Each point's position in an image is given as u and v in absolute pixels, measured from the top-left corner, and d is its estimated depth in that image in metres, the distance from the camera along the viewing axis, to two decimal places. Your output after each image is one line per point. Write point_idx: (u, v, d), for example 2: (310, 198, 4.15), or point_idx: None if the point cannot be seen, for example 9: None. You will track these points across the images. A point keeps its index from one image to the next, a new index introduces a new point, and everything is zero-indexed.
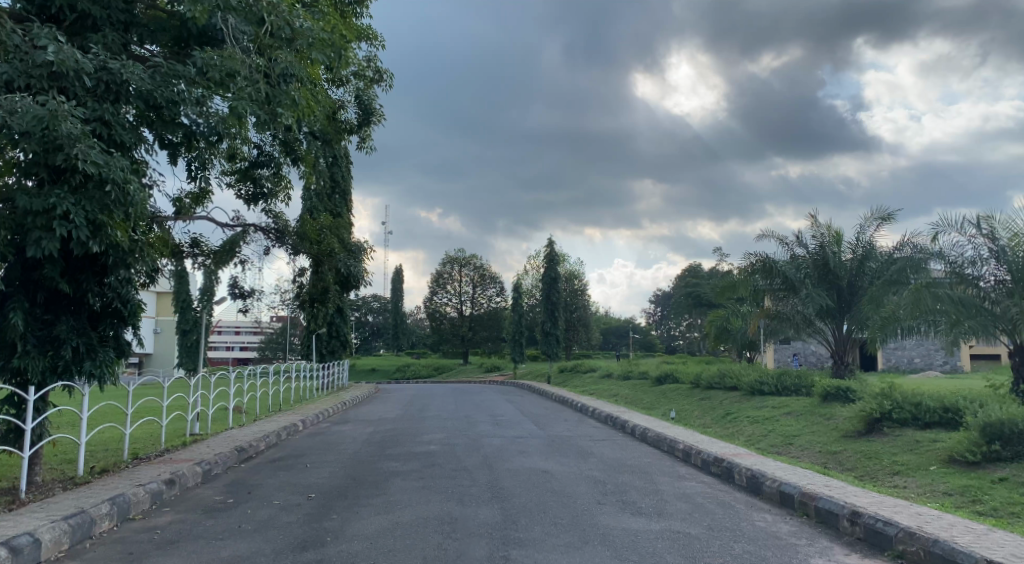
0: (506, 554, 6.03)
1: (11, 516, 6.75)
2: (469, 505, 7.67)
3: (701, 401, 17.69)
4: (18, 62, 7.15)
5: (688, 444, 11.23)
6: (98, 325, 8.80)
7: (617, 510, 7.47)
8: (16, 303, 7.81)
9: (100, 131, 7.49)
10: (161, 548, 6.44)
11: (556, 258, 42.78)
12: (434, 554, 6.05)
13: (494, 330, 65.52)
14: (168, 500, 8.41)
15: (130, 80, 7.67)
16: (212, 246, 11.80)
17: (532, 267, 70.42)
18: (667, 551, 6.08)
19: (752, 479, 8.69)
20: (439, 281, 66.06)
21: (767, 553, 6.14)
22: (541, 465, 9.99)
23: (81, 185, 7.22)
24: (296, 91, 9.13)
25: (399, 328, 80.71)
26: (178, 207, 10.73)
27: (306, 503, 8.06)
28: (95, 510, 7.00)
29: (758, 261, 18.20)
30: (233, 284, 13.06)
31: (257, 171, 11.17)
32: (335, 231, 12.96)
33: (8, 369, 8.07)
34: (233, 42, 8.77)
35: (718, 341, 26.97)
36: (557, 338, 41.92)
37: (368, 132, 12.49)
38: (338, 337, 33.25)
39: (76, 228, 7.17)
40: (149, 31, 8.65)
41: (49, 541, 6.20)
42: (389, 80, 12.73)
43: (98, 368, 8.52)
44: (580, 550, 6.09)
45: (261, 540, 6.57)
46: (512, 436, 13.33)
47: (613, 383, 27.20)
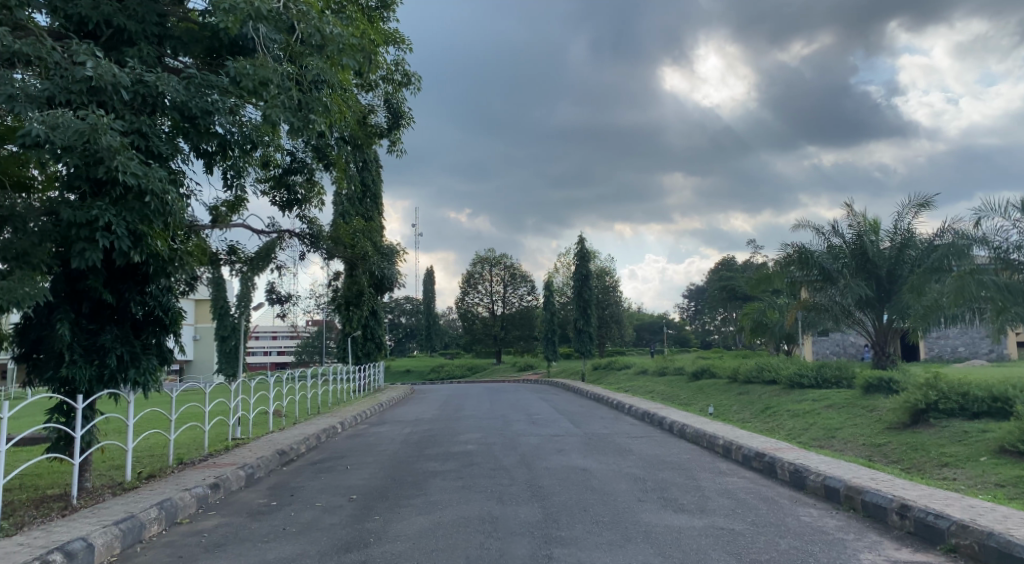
0: (549, 553, 6.01)
1: (64, 521, 6.92)
2: (509, 504, 7.68)
3: (739, 396, 17.50)
4: (58, 78, 7.31)
5: (728, 439, 11.11)
6: (140, 334, 8.98)
7: (659, 507, 7.42)
8: (62, 313, 8.04)
9: (138, 143, 7.63)
10: (209, 551, 6.55)
11: (586, 255, 42.63)
12: (477, 554, 6.07)
13: (526, 329, 65.42)
14: (213, 504, 8.55)
15: (166, 92, 7.81)
16: (248, 253, 11.99)
17: (564, 265, 70.29)
18: (712, 548, 6.03)
19: (796, 474, 8.56)
20: (469, 282, 66.42)
21: (814, 549, 6.06)
22: (579, 463, 9.96)
23: (121, 196, 7.36)
24: (327, 97, 9.28)
25: (432, 330, 81.06)
26: (213, 215, 10.90)
27: (348, 505, 8.13)
28: (144, 514, 7.16)
29: (794, 252, 17.86)
30: (269, 290, 13.22)
31: (290, 177, 11.34)
32: (367, 234, 13.08)
33: (56, 378, 8.24)
34: (265, 51, 8.88)
35: (754, 335, 26.61)
36: (589, 335, 41.81)
37: (398, 135, 12.59)
38: (372, 340, 33.55)
39: (118, 239, 7.35)
40: (181, 42, 8.77)
41: (102, 546, 6.32)
42: (417, 82, 12.74)
43: (142, 376, 8.69)
44: (623, 549, 6.05)
45: (306, 543, 6.65)
46: (550, 435, 13.32)
47: (648, 379, 27.11)
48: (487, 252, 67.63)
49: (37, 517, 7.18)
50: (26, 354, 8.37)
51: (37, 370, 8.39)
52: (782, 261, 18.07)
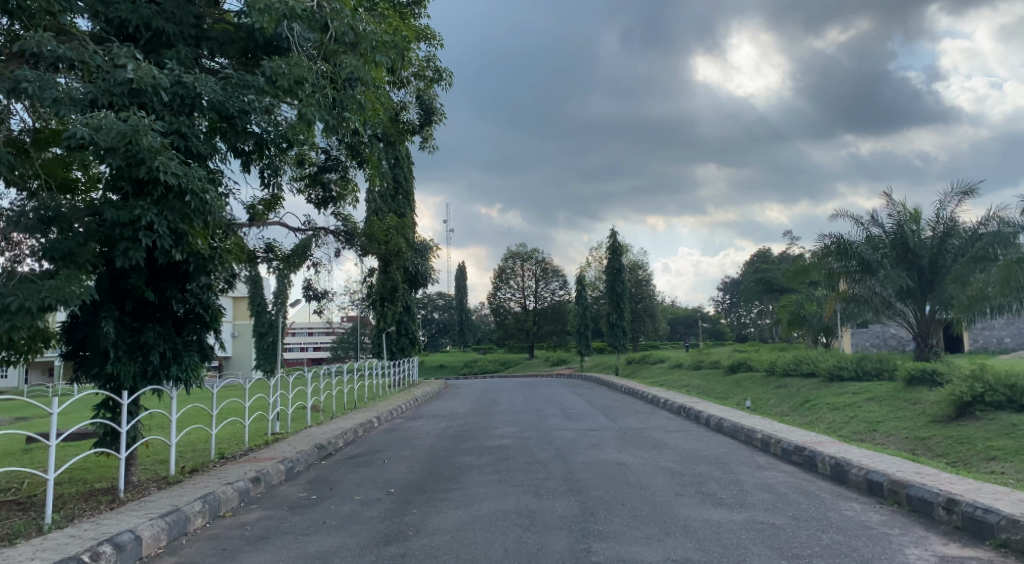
0: (587, 547, 6.01)
1: (112, 514, 7.09)
2: (546, 498, 7.70)
3: (777, 390, 17.28)
4: (100, 82, 7.46)
5: (766, 433, 10.98)
6: (182, 331, 9.18)
7: (697, 501, 7.38)
8: (107, 311, 8.24)
9: (178, 144, 7.76)
10: (252, 544, 6.67)
11: (618, 249, 42.44)
12: (515, 547, 6.09)
13: (559, 323, 65.33)
14: (255, 497, 8.69)
15: (203, 93, 7.93)
16: (285, 251, 12.17)
17: (596, 259, 70.03)
18: (752, 542, 5.98)
19: (837, 468, 8.43)
20: (501, 277, 66.50)
21: (858, 543, 5.97)
22: (615, 458, 9.92)
23: (162, 196, 7.50)
24: (361, 94, 9.39)
25: (464, 326, 81.37)
26: (251, 213, 11.07)
27: (386, 498, 8.22)
28: (189, 507, 7.30)
29: (832, 243, 17.45)
30: (306, 286, 13.40)
31: (325, 175, 11.47)
32: (401, 231, 13.14)
33: (102, 374, 8.44)
34: (299, 50, 8.99)
35: (791, 328, 26.27)
36: (623, 330, 41.58)
37: (431, 131, 12.66)
38: (406, 335, 33.72)
39: (160, 238, 7.50)
40: (218, 44, 8.91)
41: (149, 538, 6.47)
42: (448, 78, 12.78)
43: (184, 372, 8.91)
44: (661, 543, 6.03)
45: (346, 535, 6.74)
46: (584, 429, 13.30)
47: (683, 373, 26.89)
48: (519, 247, 67.66)
49: (87, 510, 7.38)
50: (73, 352, 8.61)
51: (83, 367, 8.61)
52: (820, 252, 17.66)
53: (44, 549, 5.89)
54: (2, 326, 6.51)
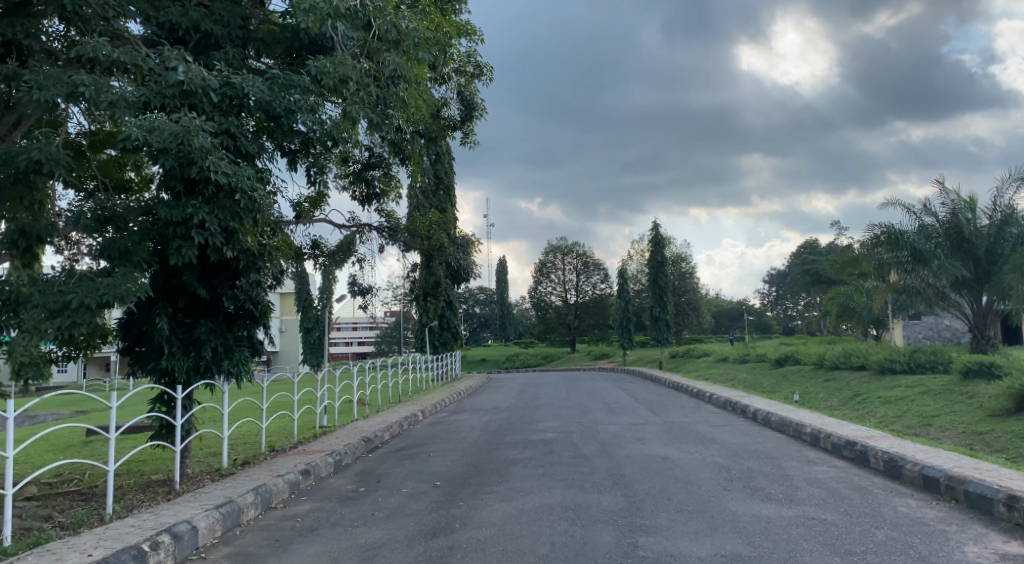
0: (634, 541, 6.00)
1: (169, 505, 7.29)
2: (591, 492, 7.70)
3: (826, 383, 16.98)
4: (153, 84, 7.62)
5: (816, 428, 10.79)
6: (233, 327, 9.39)
7: (745, 496, 7.30)
8: (161, 308, 8.46)
9: (228, 143, 7.91)
10: (304, 535, 6.80)
11: (661, 241, 42.00)
12: (562, 541, 6.10)
13: (601, 317, 65.00)
14: (305, 489, 8.86)
15: (251, 93, 8.06)
16: (330, 247, 12.35)
17: (639, 251, 69.48)
18: (803, 538, 5.90)
19: (890, 463, 8.26)
20: (542, 271, 66.42)
21: (913, 540, 5.85)
22: (661, 452, 9.86)
23: (213, 195, 7.66)
24: (403, 91, 9.48)
25: (506, 320, 81.58)
26: (297, 211, 11.25)
27: (433, 491, 8.30)
28: (242, 499, 7.48)
29: (883, 233, 17.08)
30: (351, 282, 13.57)
31: (369, 173, 11.58)
32: (443, 227, 13.21)
33: (156, 369, 8.68)
34: (343, 48, 9.11)
35: (840, 320, 25.79)
36: (666, 324, 41.21)
37: (472, 126, 12.70)
38: (449, 330, 33.88)
39: (212, 235, 7.67)
40: (265, 44, 9.07)
41: (205, 528, 6.64)
42: (488, 73, 12.80)
43: (235, 367, 9.08)
44: (710, 538, 5.99)
45: (394, 527, 6.83)
46: (628, 423, 13.23)
47: (729, 366, 26.60)
48: (559, 240, 67.43)
49: (145, 500, 7.60)
50: (129, 347, 8.90)
51: (139, 362, 8.88)
52: (870, 243, 17.31)
53: (107, 538, 6.09)
54: (63, 323, 6.74)
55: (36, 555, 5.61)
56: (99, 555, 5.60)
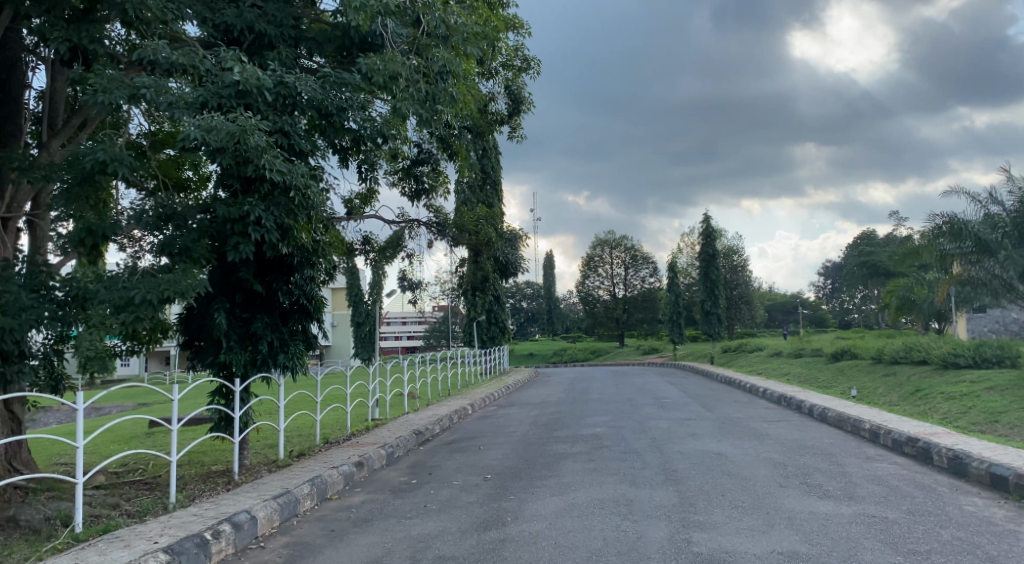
0: (688, 537, 5.94)
1: (229, 495, 7.48)
2: (643, 487, 7.65)
3: (885, 378, 16.55)
4: (211, 85, 7.78)
5: (875, 423, 10.53)
6: (288, 321, 9.57)
7: (802, 493, 7.17)
8: (219, 303, 8.69)
9: (282, 142, 8.05)
10: (359, 526, 6.91)
11: (712, 234, 41.38)
12: (615, 535, 6.08)
13: (650, 311, 64.45)
14: (359, 481, 9.00)
15: (304, 92, 8.18)
16: (380, 243, 12.49)
17: (689, 244, 68.60)
18: (864, 536, 5.76)
19: (955, 461, 8.01)
20: (590, 265, 66.14)
21: (981, 540, 5.67)
22: (714, 448, 9.74)
23: (269, 193, 7.81)
24: (452, 86, 9.54)
25: (553, 315, 81.56)
26: (348, 207, 11.40)
27: (484, 484, 8.36)
28: (299, 490, 7.64)
29: (945, 223, 16.54)
30: (401, 276, 13.72)
31: (417, 168, 11.68)
32: (491, 222, 13.26)
33: (215, 363, 8.92)
34: (392, 46, 9.21)
35: (900, 313, 25.08)
36: (717, 318, 40.64)
37: (519, 121, 12.71)
38: (497, 324, 34.03)
39: (268, 232, 7.82)
40: (316, 43, 9.24)
41: (263, 518, 6.80)
42: (536, 67, 12.77)
43: (290, 361, 9.26)
44: (766, 535, 5.90)
45: (447, 519, 6.89)
46: (680, 419, 13.10)
47: (783, 361, 26.10)
48: (607, 233, 66.91)
49: (206, 490, 7.82)
50: (189, 342, 9.16)
51: (199, 356, 9.14)
52: (931, 234, 16.78)
53: (171, 526, 6.28)
54: (127, 319, 6.91)
55: (106, 541, 5.83)
56: (165, 542, 5.78)
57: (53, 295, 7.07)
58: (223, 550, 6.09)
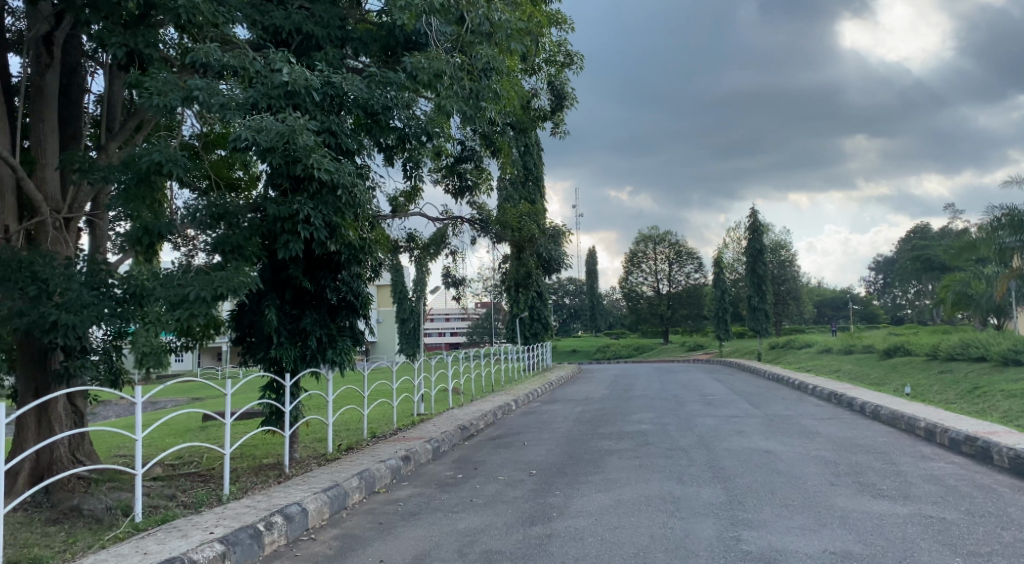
0: (736, 535, 5.89)
1: (280, 487, 7.64)
2: (690, 484, 7.59)
3: (941, 375, 16.11)
4: (260, 86, 7.93)
5: (931, 422, 10.26)
6: (336, 317, 9.71)
7: (855, 492, 7.04)
8: (270, 300, 8.88)
9: (330, 141, 8.16)
10: (406, 519, 7.01)
11: (759, 228, 40.73)
12: (662, 532, 6.05)
13: (695, 308, 63.76)
14: (406, 475, 9.12)
15: (350, 91, 8.29)
16: (423, 240, 12.59)
17: (735, 239, 67.61)
18: (920, 537, 5.64)
19: (1016, 461, 7.78)
20: (634, 261, 65.68)
21: None
22: (762, 445, 9.62)
23: (317, 191, 7.93)
24: (496, 83, 9.57)
25: (596, 311, 81.30)
26: (393, 205, 11.53)
27: (529, 479, 8.39)
28: (347, 483, 7.76)
29: (1004, 216, 16.03)
30: (445, 273, 13.83)
31: (461, 166, 11.74)
32: (533, 218, 13.28)
33: (266, 358, 9.11)
34: (437, 44, 9.29)
35: (956, 308, 24.38)
36: (764, 313, 40.03)
37: (562, 116, 12.70)
38: (539, 320, 34.07)
39: (316, 230, 7.96)
40: (362, 43, 9.36)
41: (314, 510, 6.93)
42: (579, 62, 12.72)
43: (338, 356, 9.42)
44: (817, 534, 5.81)
45: (493, 514, 6.93)
46: (726, 415, 12.96)
47: (833, 358, 25.58)
48: (649, 229, 66.26)
49: (258, 483, 8.00)
50: (241, 338, 9.37)
51: (250, 352, 9.35)
52: (989, 226, 16.28)
53: (226, 517, 6.44)
54: (182, 315, 7.09)
55: (164, 530, 6.01)
56: (220, 533, 5.94)
57: (112, 292, 7.18)
58: (275, 541, 6.22)
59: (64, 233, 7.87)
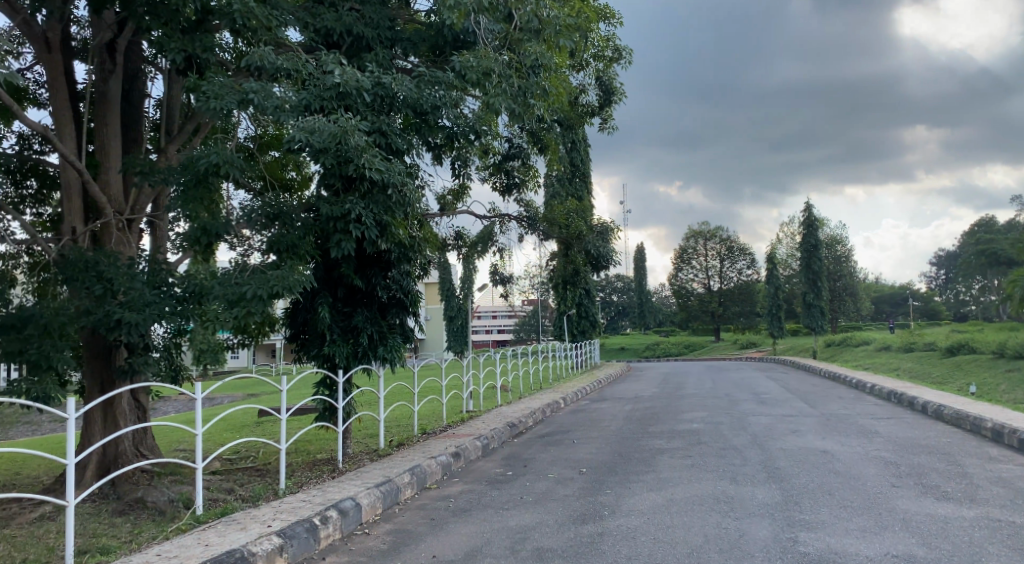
0: (794, 536, 5.78)
1: (334, 482, 7.77)
2: (744, 484, 7.47)
3: (1008, 374, 15.52)
4: (313, 88, 8.06)
5: (998, 422, 9.90)
6: (387, 315, 9.81)
7: (917, 494, 6.84)
8: (323, 298, 9.06)
9: (381, 141, 8.25)
10: (458, 516, 7.05)
11: (813, 224, 39.81)
12: (716, 533, 5.97)
13: (747, 305, 62.64)
14: (456, 471, 9.18)
15: (400, 91, 8.37)
16: (471, 238, 12.64)
17: (788, 234, 66.24)
18: (988, 542, 5.46)
19: None
20: (683, 257, 64.93)
21: None
22: (819, 445, 9.40)
23: (368, 191, 8.03)
24: (544, 80, 9.56)
25: (645, 308, 80.57)
26: (441, 204, 11.61)
27: (579, 478, 8.35)
28: (399, 478, 7.84)
29: None
30: (493, 271, 13.86)
31: (508, 163, 11.75)
32: (581, 215, 13.22)
33: (319, 355, 9.27)
34: (485, 42, 9.32)
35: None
36: (820, 310, 39.09)
37: (611, 111, 12.62)
38: (587, 318, 33.93)
39: (367, 229, 8.06)
40: (410, 44, 9.46)
41: (367, 505, 7.03)
42: (628, 56, 12.61)
43: (389, 353, 9.54)
44: (878, 536, 5.67)
45: (544, 512, 6.93)
46: (781, 414, 12.71)
47: (893, 356, 24.86)
48: (700, 225, 65.42)
49: (313, 477, 8.15)
50: (295, 335, 9.55)
51: (304, 349, 9.51)
52: None
53: (283, 511, 6.57)
54: (239, 314, 7.24)
55: (224, 523, 6.16)
56: (277, 526, 6.06)
57: (173, 291, 7.40)
58: (331, 535, 6.32)
59: (127, 234, 8.11)
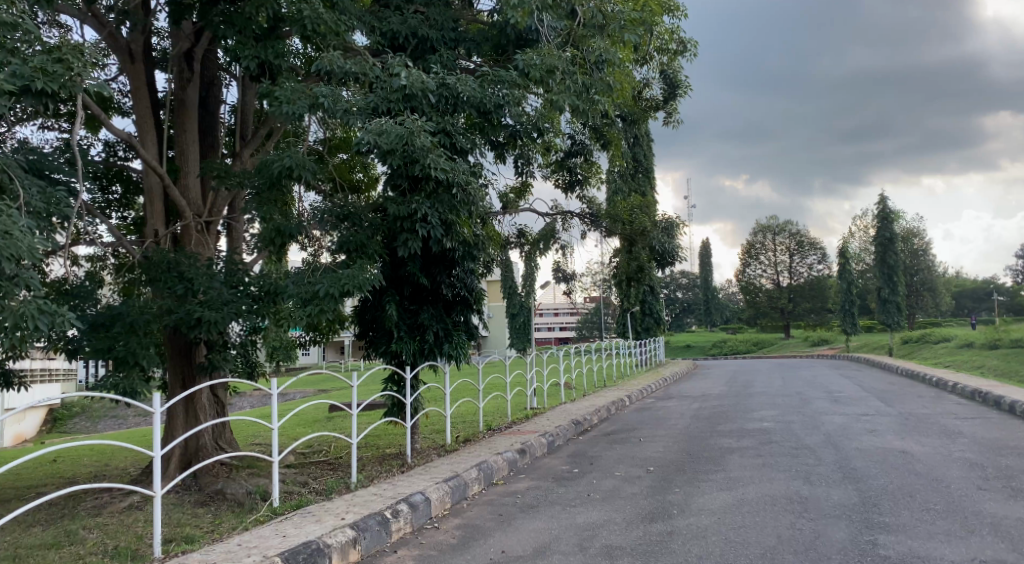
0: (872, 539, 5.62)
1: (404, 476, 7.90)
2: (818, 484, 7.30)
3: None
4: (380, 90, 8.20)
5: None
6: (452, 313, 9.93)
7: (1005, 497, 6.56)
8: (390, 296, 9.22)
9: (445, 141, 8.35)
10: (526, 512, 7.08)
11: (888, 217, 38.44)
12: (790, 533, 5.86)
13: (818, 301, 60.93)
14: (522, 468, 9.23)
15: (464, 91, 8.45)
16: (534, 235, 12.66)
17: (861, 228, 64.12)
18: None
19: None
20: (751, 253, 63.63)
21: None
22: (898, 446, 9.09)
23: (433, 190, 8.14)
24: (608, 76, 9.52)
25: (711, 305, 79.23)
26: (504, 202, 11.67)
27: (646, 476, 8.30)
28: (467, 474, 7.93)
29: None
30: (556, 268, 13.86)
31: (571, 160, 11.73)
32: (645, 210, 13.10)
33: (387, 352, 9.45)
34: (548, 39, 9.33)
35: None
36: (897, 306, 37.70)
37: (675, 105, 12.49)
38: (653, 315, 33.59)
39: (433, 227, 8.19)
40: (474, 44, 9.57)
41: (437, 499, 7.12)
42: (693, 48, 12.42)
43: (455, 350, 9.66)
44: (964, 541, 5.46)
45: (612, 510, 6.91)
46: (856, 414, 12.32)
47: (977, 353, 23.79)
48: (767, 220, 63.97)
49: (383, 472, 8.31)
50: (363, 333, 9.75)
51: (372, 346, 9.71)
52: None
53: (355, 504, 6.72)
54: (312, 311, 7.40)
55: (300, 515, 6.34)
56: (351, 519, 6.20)
57: (248, 290, 7.64)
58: (402, 528, 6.44)
59: (205, 235, 8.43)
